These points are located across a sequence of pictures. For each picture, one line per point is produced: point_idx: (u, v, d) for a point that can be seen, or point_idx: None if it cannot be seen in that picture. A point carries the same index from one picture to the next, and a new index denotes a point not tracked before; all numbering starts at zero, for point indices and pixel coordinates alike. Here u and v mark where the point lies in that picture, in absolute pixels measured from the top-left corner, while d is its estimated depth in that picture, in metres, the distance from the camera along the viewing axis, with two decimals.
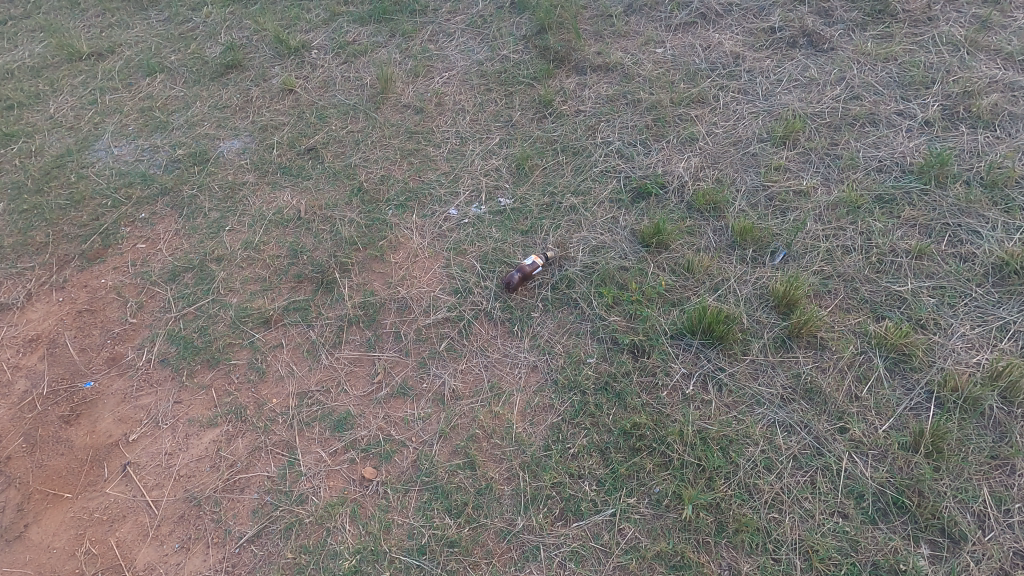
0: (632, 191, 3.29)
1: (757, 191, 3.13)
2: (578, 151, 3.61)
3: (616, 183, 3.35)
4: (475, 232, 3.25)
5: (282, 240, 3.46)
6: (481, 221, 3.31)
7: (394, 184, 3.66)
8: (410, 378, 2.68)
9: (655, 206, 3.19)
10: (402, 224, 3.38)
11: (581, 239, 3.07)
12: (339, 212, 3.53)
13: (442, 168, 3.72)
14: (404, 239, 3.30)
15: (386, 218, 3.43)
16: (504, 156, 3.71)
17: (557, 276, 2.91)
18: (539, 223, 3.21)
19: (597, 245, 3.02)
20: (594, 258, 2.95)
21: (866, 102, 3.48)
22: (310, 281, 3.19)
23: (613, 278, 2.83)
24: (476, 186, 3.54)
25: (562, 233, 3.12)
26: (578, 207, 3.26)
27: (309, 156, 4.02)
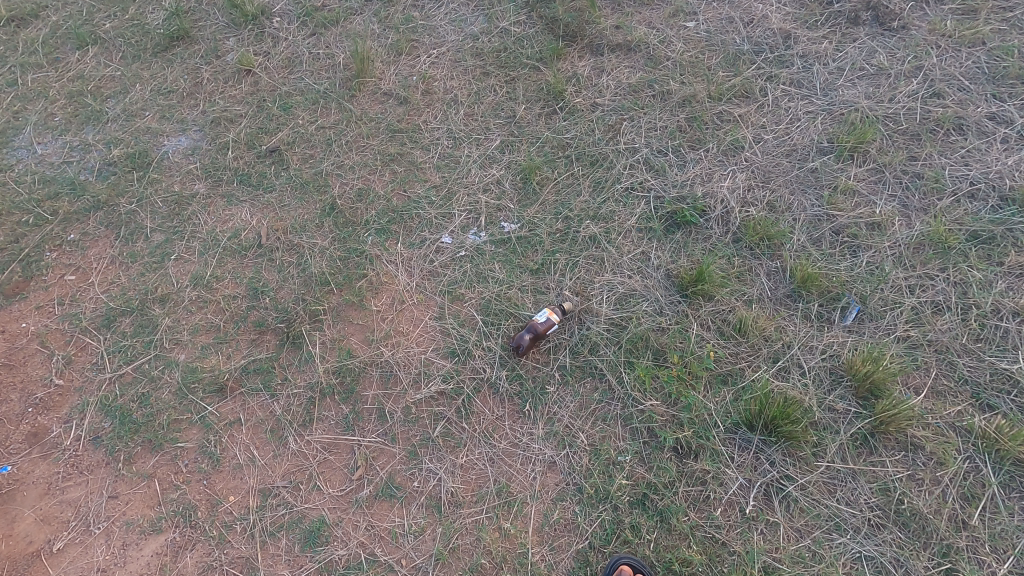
0: (664, 217, 2.69)
1: (821, 221, 2.55)
2: (597, 160, 2.97)
3: (645, 206, 2.75)
4: (474, 270, 2.66)
5: (240, 276, 2.86)
6: (481, 254, 2.72)
7: (374, 201, 3.02)
8: (397, 473, 2.18)
9: (694, 239, 2.60)
10: (384, 258, 2.79)
11: (605, 284, 2.51)
12: (307, 238, 2.92)
13: (432, 180, 3.07)
14: (387, 277, 2.71)
15: (365, 248, 2.83)
16: (506, 165, 3.07)
17: (577, 336, 2.36)
18: (551, 259, 2.63)
19: (624, 293, 2.46)
20: (622, 312, 2.39)
21: (950, 101, 2.84)
22: (274, 332, 2.62)
23: (647, 342, 2.29)
24: (473, 206, 2.92)
25: (581, 276, 2.55)
26: (598, 238, 2.67)
27: (271, 159, 3.35)
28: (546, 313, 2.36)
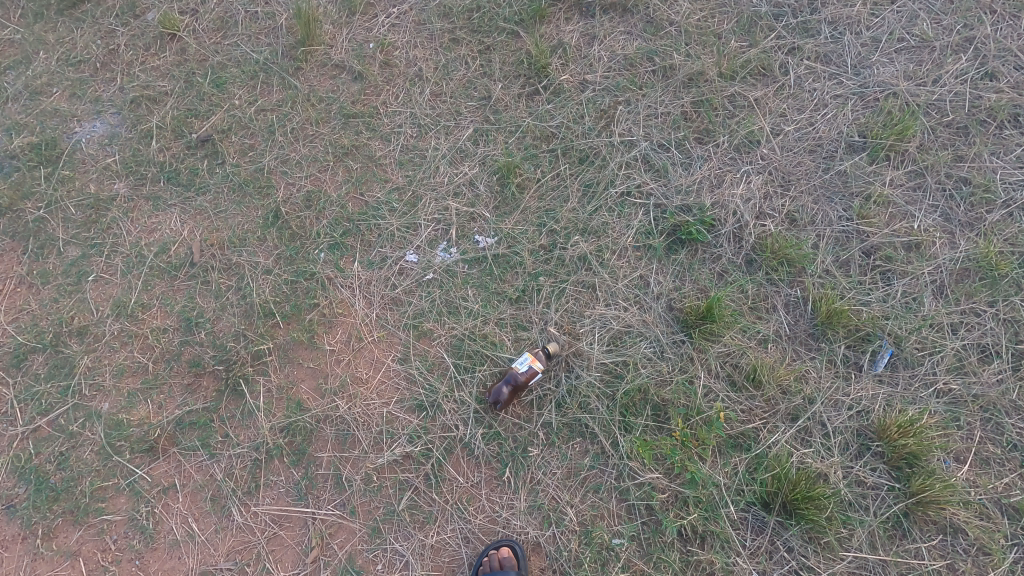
0: (666, 231, 2.29)
1: (850, 239, 2.17)
2: (587, 157, 2.52)
3: (643, 217, 2.34)
4: (443, 298, 2.27)
5: (170, 303, 2.44)
6: (452, 278, 2.32)
7: (325, 208, 2.57)
8: (359, 554, 1.89)
9: (701, 260, 2.22)
10: (338, 281, 2.38)
11: (596, 318, 2.14)
12: (248, 255, 2.49)
13: (393, 180, 2.61)
14: (343, 307, 2.32)
15: (315, 268, 2.41)
16: (480, 161, 2.60)
17: (564, 386, 2.02)
18: (534, 285, 2.24)
19: (619, 330, 2.10)
20: (616, 356, 2.05)
21: (1005, 84, 2.40)
22: (212, 376, 2.25)
23: (645, 396, 1.96)
24: (441, 215, 2.48)
25: (569, 307, 2.18)
26: (589, 258, 2.27)
27: (203, 151, 2.83)
28: (527, 360, 2.01)
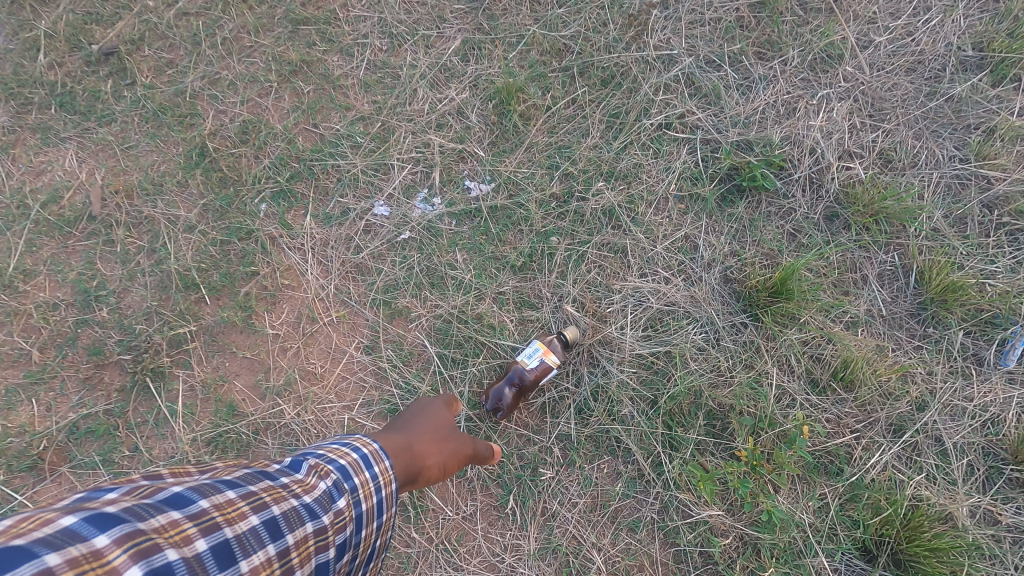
0: (719, 177, 1.72)
1: (964, 188, 1.63)
2: (612, 78, 1.89)
3: (688, 156, 1.76)
4: (424, 265, 1.73)
5: (62, 269, 1.84)
6: (436, 239, 1.76)
7: (267, 143, 1.95)
8: None
9: (766, 215, 1.67)
10: (284, 242, 1.80)
11: (628, 294, 1.61)
12: (167, 206, 1.89)
13: (357, 107, 1.98)
14: (291, 276, 1.75)
15: (254, 225, 1.82)
16: (471, 82, 1.96)
17: (586, 386, 1.50)
18: (544, 249, 1.70)
19: (659, 310, 1.58)
20: (657, 345, 1.53)
21: None
22: (116, 368, 1.70)
23: (697, 402, 1.46)
24: (421, 154, 1.88)
25: (590, 279, 1.65)
26: (617, 212, 1.71)
27: (108, 69, 2.08)
28: (537, 349, 1.45)
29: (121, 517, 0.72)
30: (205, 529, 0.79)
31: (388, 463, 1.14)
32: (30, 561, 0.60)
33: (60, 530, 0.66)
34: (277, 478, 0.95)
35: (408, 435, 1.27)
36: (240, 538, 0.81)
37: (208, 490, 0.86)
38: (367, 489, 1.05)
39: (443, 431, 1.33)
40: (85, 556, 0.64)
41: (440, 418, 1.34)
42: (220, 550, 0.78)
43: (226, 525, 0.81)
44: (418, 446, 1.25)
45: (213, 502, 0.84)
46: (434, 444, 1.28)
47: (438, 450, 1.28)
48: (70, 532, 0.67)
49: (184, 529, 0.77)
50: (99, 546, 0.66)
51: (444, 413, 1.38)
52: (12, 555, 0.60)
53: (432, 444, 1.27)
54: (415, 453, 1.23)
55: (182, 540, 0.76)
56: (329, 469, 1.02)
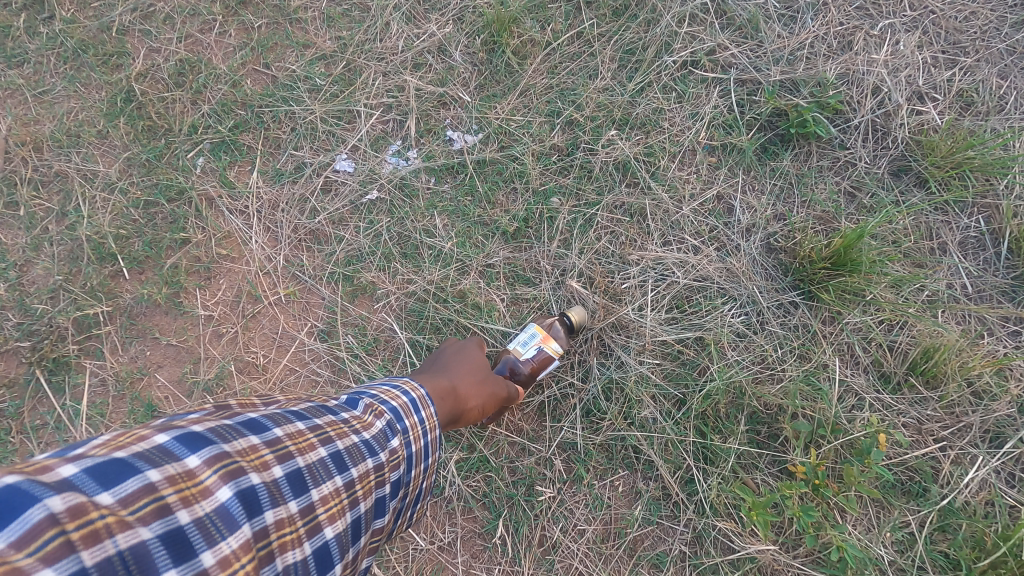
0: (758, 124, 1.40)
1: None
2: (627, 7, 1.53)
3: (719, 100, 1.43)
4: (394, 232, 1.41)
5: None
6: (410, 200, 1.44)
7: (206, 86, 1.60)
8: None
9: (817, 171, 1.35)
10: (224, 204, 1.47)
11: (648, 267, 1.29)
12: (83, 160, 1.54)
13: (316, 44, 1.63)
14: (230, 246, 1.42)
15: (187, 183, 1.49)
16: (456, 15, 1.60)
17: (596, 382, 1.19)
18: (543, 211, 1.38)
19: (686, 287, 1.26)
20: (684, 329, 1.21)
21: None
22: (10, 357, 1.36)
23: (738, 404, 1.15)
24: (393, 98, 1.55)
25: (600, 248, 1.33)
26: (632, 166, 1.39)
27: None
28: (534, 334, 1.15)
29: (203, 433, 0.64)
30: (285, 454, 0.67)
31: (435, 409, 0.95)
32: (130, 476, 0.55)
33: (151, 446, 0.59)
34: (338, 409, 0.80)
35: (445, 373, 1.06)
36: (318, 466, 0.70)
37: (284, 412, 0.75)
38: (418, 431, 0.87)
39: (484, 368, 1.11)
40: (177, 477, 0.58)
41: (479, 354, 1.13)
42: (297, 478, 0.67)
43: (301, 453, 0.69)
44: (461, 386, 1.04)
45: (282, 426, 0.71)
46: (477, 381, 1.06)
47: (482, 390, 1.06)
48: (161, 450, 0.59)
49: (261, 455, 0.66)
50: (189, 465, 0.59)
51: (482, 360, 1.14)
52: (112, 469, 0.55)
53: (476, 383, 1.06)
54: (459, 395, 1.02)
55: (262, 466, 0.65)
56: (384, 409, 0.84)
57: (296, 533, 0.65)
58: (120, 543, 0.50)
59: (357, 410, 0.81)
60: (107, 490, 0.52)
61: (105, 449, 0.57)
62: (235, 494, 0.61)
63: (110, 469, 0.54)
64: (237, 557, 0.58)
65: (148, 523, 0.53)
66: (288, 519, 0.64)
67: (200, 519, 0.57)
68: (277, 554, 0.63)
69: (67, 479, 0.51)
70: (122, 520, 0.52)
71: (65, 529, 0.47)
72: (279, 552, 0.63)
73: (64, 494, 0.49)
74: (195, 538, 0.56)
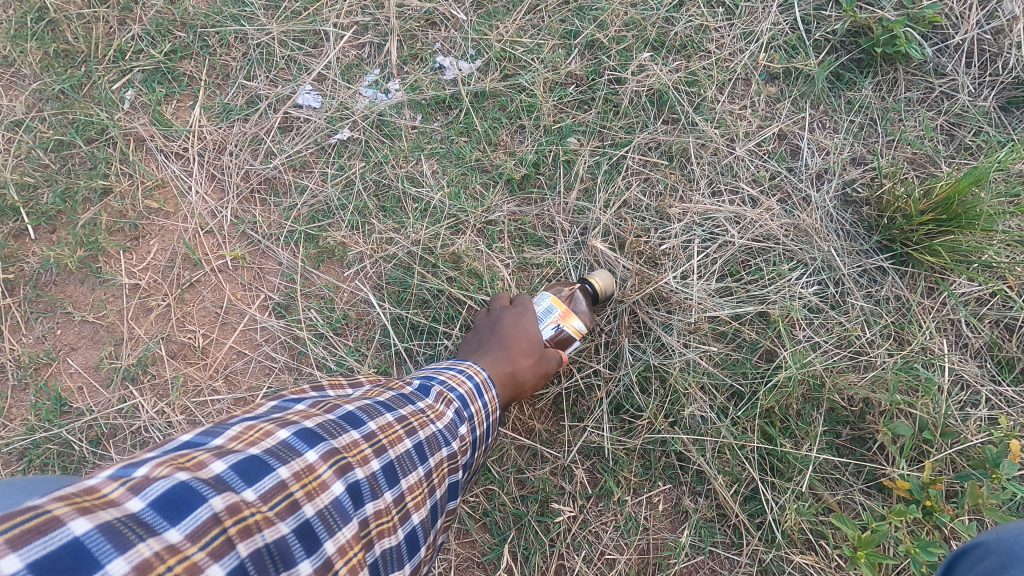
0: (831, 45, 1.10)
1: None
2: None
3: (782, 15, 1.13)
4: (370, 181, 1.12)
5: None
6: (390, 141, 1.14)
7: (137, 1, 1.27)
8: None
9: (907, 104, 1.06)
10: (156, 146, 1.17)
11: (692, 224, 1.01)
12: None
13: None
14: (163, 198, 1.13)
15: (110, 120, 1.18)
16: None
17: (629, 371, 0.92)
18: (558, 156, 1.09)
19: (743, 249, 0.99)
20: (743, 303, 0.94)
21: None
22: None
23: (814, 399, 0.88)
24: (368, 16, 1.23)
25: (631, 201, 1.05)
26: (670, 98, 1.10)
27: None
28: (550, 309, 0.85)
29: (311, 423, 0.54)
30: (383, 446, 0.56)
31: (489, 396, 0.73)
32: (263, 469, 0.47)
33: (275, 439, 0.51)
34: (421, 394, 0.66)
35: (496, 349, 0.82)
36: (410, 454, 0.58)
37: (374, 399, 0.62)
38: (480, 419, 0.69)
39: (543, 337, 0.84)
40: (302, 471, 0.49)
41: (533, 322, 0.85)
42: (395, 471, 0.56)
43: (394, 446, 0.57)
44: (520, 366, 0.79)
45: (373, 415, 0.59)
46: (535, 358, 0.81)
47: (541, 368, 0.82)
48: (281, 442, 0.50)
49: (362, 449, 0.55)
50: (309, 457, 0.50)
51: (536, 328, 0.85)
52: (248, 464, 0.47)
53: (534, 360, 0.81)
54: (518, 379, 0.79)
55: (366, 460, 0.54)
56: (452, 395, 0.68)
57: (394, 521, 0.55)
58: (266, 539, 0.45)
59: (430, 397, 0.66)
60: (248, 485, 0.46)
61: (235, 443, 0.49)
62: (350, 486, 0.52)
63: (247, 461, 0.47)
64: (352, 546, 0.50)
65: (284, 519, 0.46)
66: (386, 510, 0.54)
67: (322, 512, 0.49)
68: (375, 543, 0.53)
69: (217, 475, 0.45)
70: (266, 515, 0.46)
71: (223, 528, 0.42)
72: (378, 542, 0.54)
73: (220, 493, 0.44)
74: (318, 530, 0.48)
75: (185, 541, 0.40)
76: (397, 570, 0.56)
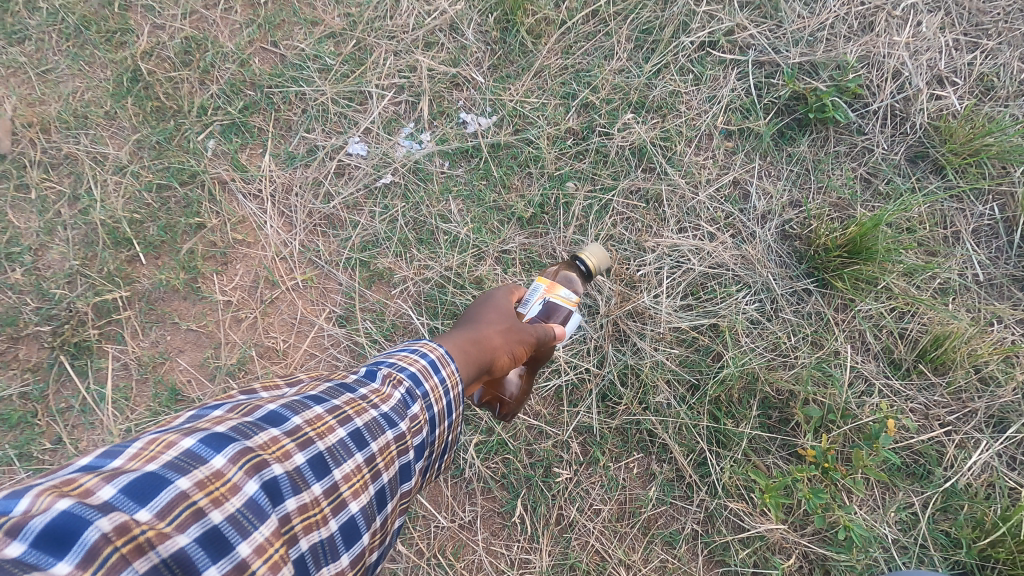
0: (775, 108, 1.38)
1: None
2: None
3: (737, 82, 1.41)
4: (410, 217, 1.41)
5: None
6: (424, 184, 1.43)
7: (214, 65, 1.57)
8: None
9: (834, 156, 1.34)
10: (237, 187, 1.46)
11: (663, 254, 1.30)
12: (91, 141, 1.53)
13: (325, 21, 1.58)
14: (246, 230, 1.43)
15: (199, 165, 1.47)
16: None
17: (612, 368, 1.21)
18: (558, 197, 1.38)
19: (702, 274, 1.28)
20: (700, 316, 1.23)
21: None
22: (33, 340, 1.39)
23: (751, 389, 1.18)
24: (405, 79, 1.52)
25: (616, 234, 1.33)
26: (648, 151, 1.38)
27: None
28: (537, 288, 1.06)
29: (222, 428, 0.58)
30: (309, 439, 0.61)
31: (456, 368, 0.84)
32: (162, 486, 0.50)
33: (178, 451, 0.53)
34: (354, 386, 0.72)
35: (470, 325, 0.95)
36: (336, 445, 0.63)
37: (297, 399, 0.67)
38: (437, 393, 0.77)
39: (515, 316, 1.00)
40: (206, 480, 0.52)
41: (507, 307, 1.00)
42: (318, 464, 0.61)
43: (321, 438, 0.62)
44: (487, 334, 0.91)
45: (294, 415, 0.63)
46: (503, 327, 0.94)
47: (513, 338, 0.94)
48: (186, 453, 0.53)
49: (282, 445, 0.60)
50: (215, 463, 0.54)
51: (507, 309, 0.99)
52: (143, 483, 0.50)
53: (502, 331, 0.94)
54: (484, 343, 0.90)
55: (286, 454, 0.59)
56: (401, 376, 0.74)
57: (322, 513, 0.60)
58: (162, 554, 0.47)
59: (374, 383, 0.73)
60: (143, 506, 0.48)
61: (134, 462, 0.51)
62: (265, 485, 0.56)
63: (142, 481, 0.50)
64: (271, 543, 0.54)
65: (184, 530, 0.49)
66: (312, 502, 0.59)
67: (234, 516, 0.52)
68: (303, 538, 0.57)
69: (106, 501, 0.46)
70: (161, 531, 0.48)
71: (115, 547, 0.44)
72: (303, 536, 0.58)
73: (108, 515, 0.45)
74: (229, 534, 0.51)
75: (75, 568, 0.41)
76: (330, 558, 0.60)
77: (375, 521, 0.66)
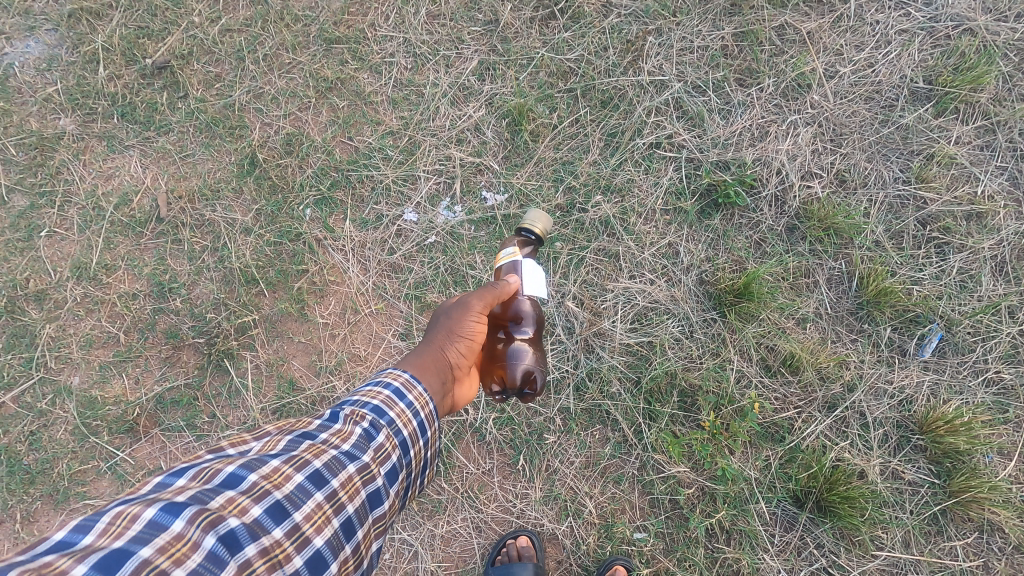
0: (699, 193, 2.01)
1: (905, 208, 1.93)
2: (611, 100, 2.13)
3: (673, 173, 2.04)
4: (449, 266, 2.09)
5: (137, 264, 2.14)
6: (457, 243, 2.10)
7: (309, 154, 2.19)
8: None
9: (738, 228, 1.97)
10: (329, 244, 2.13)
11: (619, 293, 1.93)
12: (224, 209, 2.17)
13: (386, 122, 2.22)
14: (335, 274, 2.12)
15: (302, 228, 2.13)
16: (487, 100, 2.19)
17: (583, 368, 1.85)
18: (550, 253, 1.98)
19: (644, 307, 1.91)
20: (642, 335, 1.87)
21: None
22: (192, 349, 2.06)
23: (672, 383, 1.82)
24: (443, 166, 2.16)
25: (589, 279, 1.96)
26: (611, 222, 2.01)
27: (162, 82, 2.27)
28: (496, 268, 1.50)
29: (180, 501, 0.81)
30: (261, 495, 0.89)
31: (424, 387, 1.25)
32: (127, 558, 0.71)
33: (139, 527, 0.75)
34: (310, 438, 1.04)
35: (425, 343, 1.38)
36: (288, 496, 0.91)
37: (244, 467, 0.93)
38: (405, 417, 1.17)
39: (452, 309, 1.40)
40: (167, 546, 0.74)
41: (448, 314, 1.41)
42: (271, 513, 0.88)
43: (274, 491, 0.91)
44: (438, 350, 1.36)
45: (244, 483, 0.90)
46: (447, 338, 1.37)
47: (458, 337, 1.37)
48: (150, 526, 0.75)
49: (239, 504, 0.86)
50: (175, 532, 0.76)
51: (446, 318, 1.41)
52: (113, 556, 0.70)
53: (448, 340, 1.37)
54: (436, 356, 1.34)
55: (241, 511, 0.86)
56: (364, 413, 1.13)
57: (280, 552, 0.87)
58: None
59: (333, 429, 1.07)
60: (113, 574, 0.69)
61: (103, 539, 0.73)
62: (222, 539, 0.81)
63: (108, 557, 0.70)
64: None
65: None
66: (271, 545, 0.86)
67: (194, 569, 0.75)
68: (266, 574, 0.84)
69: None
70: None
71: None
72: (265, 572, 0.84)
73: None
74: None
75: None
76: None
77: (335, 550, 0.95)
